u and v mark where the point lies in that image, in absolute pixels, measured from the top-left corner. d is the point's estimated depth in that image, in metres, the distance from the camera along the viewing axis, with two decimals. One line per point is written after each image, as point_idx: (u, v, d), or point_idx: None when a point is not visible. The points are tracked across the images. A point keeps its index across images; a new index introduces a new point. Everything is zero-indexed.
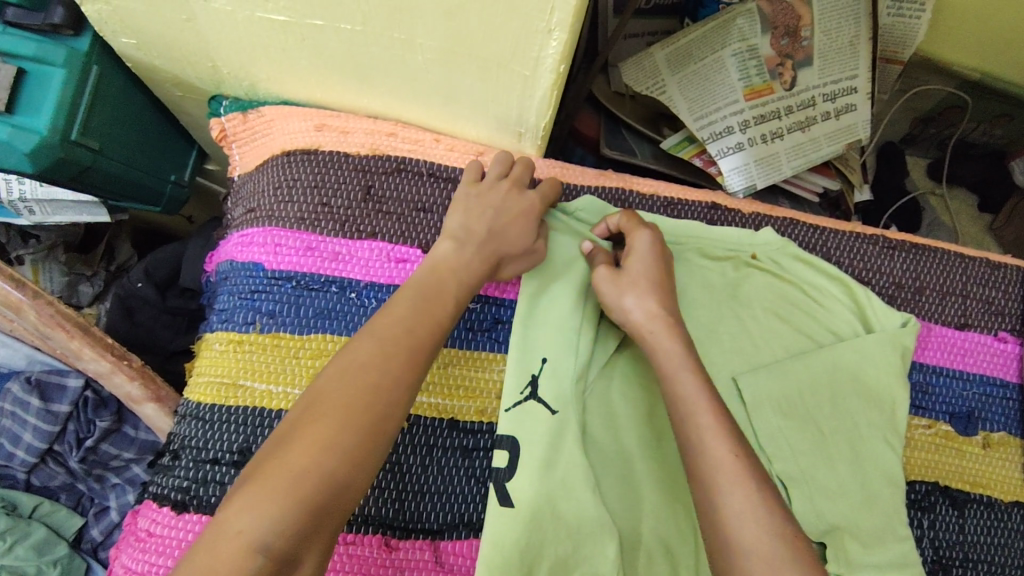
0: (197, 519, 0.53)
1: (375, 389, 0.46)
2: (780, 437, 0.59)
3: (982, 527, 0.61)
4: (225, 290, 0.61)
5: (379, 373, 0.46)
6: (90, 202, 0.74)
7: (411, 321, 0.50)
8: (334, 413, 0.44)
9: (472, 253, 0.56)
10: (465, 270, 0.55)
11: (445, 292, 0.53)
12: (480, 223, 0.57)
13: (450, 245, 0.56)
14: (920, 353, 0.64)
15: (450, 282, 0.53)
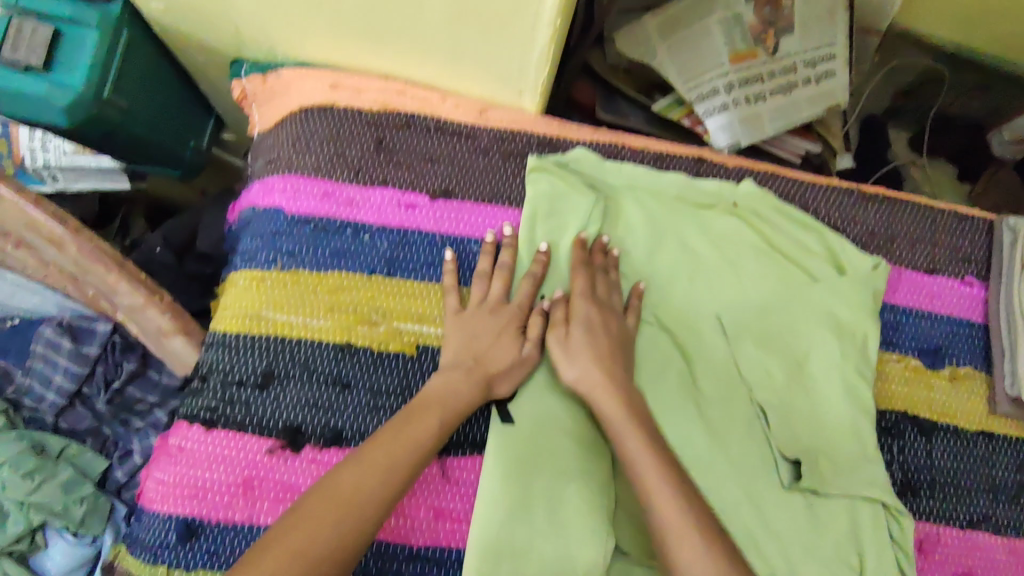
0: (225, 434, 0.59)
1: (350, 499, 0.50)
2: (758, 368, 0.65)
3: (948, 453, 0.66)
4: (248, 234, 0.66)
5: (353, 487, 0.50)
6: (110, 169, 0.80)
7: (394, 438, 0.53)
8: (310, 521, 0.48)
9: (466, 379, 0.58)
10: (456, 397, 0.57)
11: (430, 412, 0.56)
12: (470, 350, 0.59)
13: (438, 379, 0.58)
14: (891, 295, 0.69)
15: (436, 406, 0.56)
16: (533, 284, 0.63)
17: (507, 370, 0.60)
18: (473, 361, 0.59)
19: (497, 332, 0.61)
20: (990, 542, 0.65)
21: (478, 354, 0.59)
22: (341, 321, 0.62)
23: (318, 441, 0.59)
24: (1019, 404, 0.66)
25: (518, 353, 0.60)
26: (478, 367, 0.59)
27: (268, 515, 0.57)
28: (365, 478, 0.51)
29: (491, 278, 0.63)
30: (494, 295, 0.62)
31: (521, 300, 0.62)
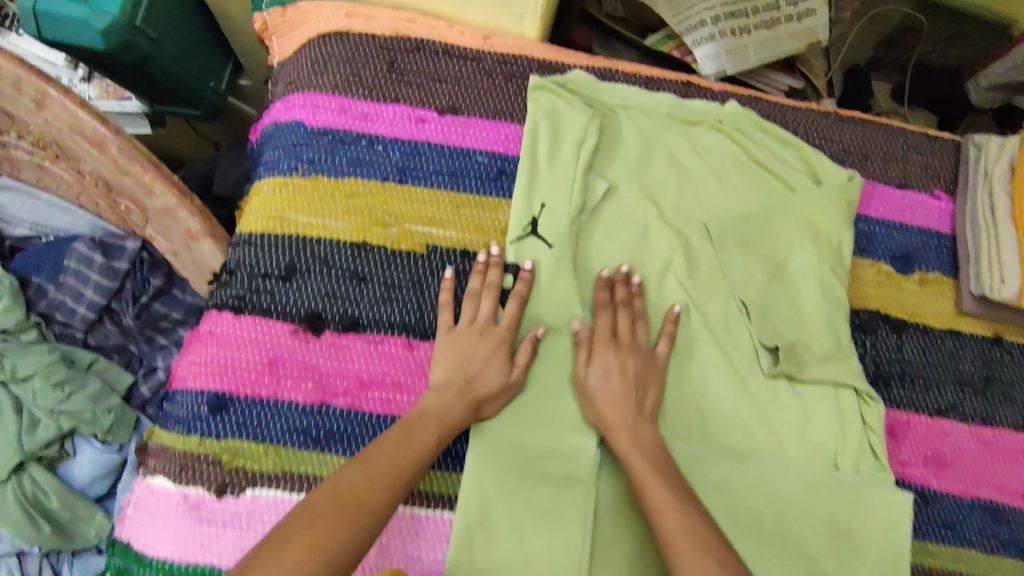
0: (252, 319, 0.64)
1: (361, 501, 0.50)
2: (742, 269, 0.70)
3: (918, 349, 0.71)
4: (271, 147, 0.71)
5: (365, 489, 0.51)
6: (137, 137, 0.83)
7: (399, 450, 0.55)
8: (328, 517, 0.48)
9: (455, 401, 0.60)
10: (449, 417, 0.59)
11: (429, 428, 0.58)
12: (460, 369, 0.62)
13: (433, 399, 0.60)
14: (865, 207, 0.74)
15: (433, 425, 0.58)
16: (520, 303, 0.65)
17: (493, 395, 0.62)
18: (463, 383, 0.61)
19: (488, 355, 0.63)
20: (957, 430, 0.70)
21: (468, 375, 0.61)
22: (356, 222, 0.68)
23: (336, 327, 0.65)
24: (984, 303, 0.71)
25: (506, 376, 0.62)
26: (468, 388, 0.61)
27: (292, 391, 0.63)
28: (376, 482, 0.52)
29: (480, 298, 0.65)
30: (483, 317, 0.64)
31: (509, 321, 0.64)
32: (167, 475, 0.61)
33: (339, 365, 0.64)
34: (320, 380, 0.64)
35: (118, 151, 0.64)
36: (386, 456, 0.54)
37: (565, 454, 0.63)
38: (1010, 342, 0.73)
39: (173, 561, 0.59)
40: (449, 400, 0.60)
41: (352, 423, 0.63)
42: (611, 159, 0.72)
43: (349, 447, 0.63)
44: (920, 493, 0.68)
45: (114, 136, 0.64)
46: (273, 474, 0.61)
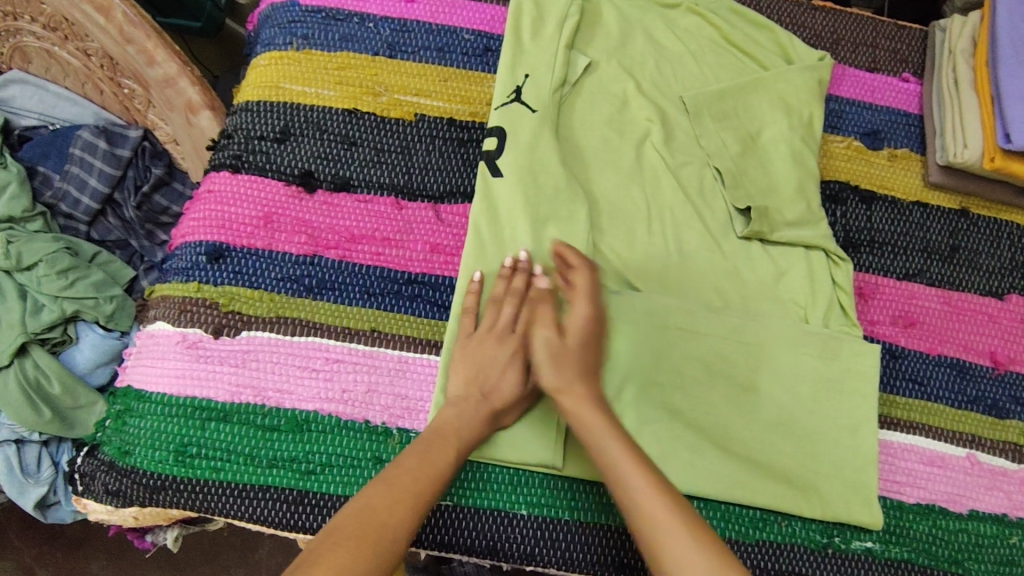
0: (248, 177, 0.68)
1: (381, 526, 0.49)
2: (716, 138, 0.73)
3: (888, 218, 0.74)
4: (267, 26, 0.75)
5: (386, 512, 0.50)
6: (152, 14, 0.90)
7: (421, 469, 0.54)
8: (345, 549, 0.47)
9: (473, 411, 0.59)
10: (471, 430, 0.58)
11: (450, 443, 0.57)
12: (478, 380, 0.60)
13: (452, 411, 0.59)
14: (835, 87, 0.78)
15: (454, 440, 0.57)
16: (538, 311, 0.63)
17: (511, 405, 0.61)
18: (482, 395, 0.60)
19: (505, 362, 0.61)
20: (925, 293, 0.73)
21: (484, 385, 0.60)
22: (347, 91, 0.71)
23: (328, 186, 0.68)
24: (950, 174, 0.74)
25: (522, 385, 0.61)
26: (485, 401, 0.60)
27: (285, 243, 0.66)
28: (396, 503, 0.51)
29: (502, 303, 0.63)
30: (502, 323, 0.63)
31: (527, 328, 0.63)
32: (167, 320, 0.64)
33: (330, 221, 0.67)
34: (312, 234, 0.67)
35: (123, 16, 0.73)
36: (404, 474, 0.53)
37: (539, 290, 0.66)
38: (975, 216, 0.75)
39: (172, 396, 0.62)
40: (468, 416, 0.59)
41: (342, 273, 0.66)
42: (592, 39, 0.76)
43: (339, 294, 0.65)
44: (887, 349, 0.71)
45: (120, 3, 0.73)
46: (266, 317, 0.64)
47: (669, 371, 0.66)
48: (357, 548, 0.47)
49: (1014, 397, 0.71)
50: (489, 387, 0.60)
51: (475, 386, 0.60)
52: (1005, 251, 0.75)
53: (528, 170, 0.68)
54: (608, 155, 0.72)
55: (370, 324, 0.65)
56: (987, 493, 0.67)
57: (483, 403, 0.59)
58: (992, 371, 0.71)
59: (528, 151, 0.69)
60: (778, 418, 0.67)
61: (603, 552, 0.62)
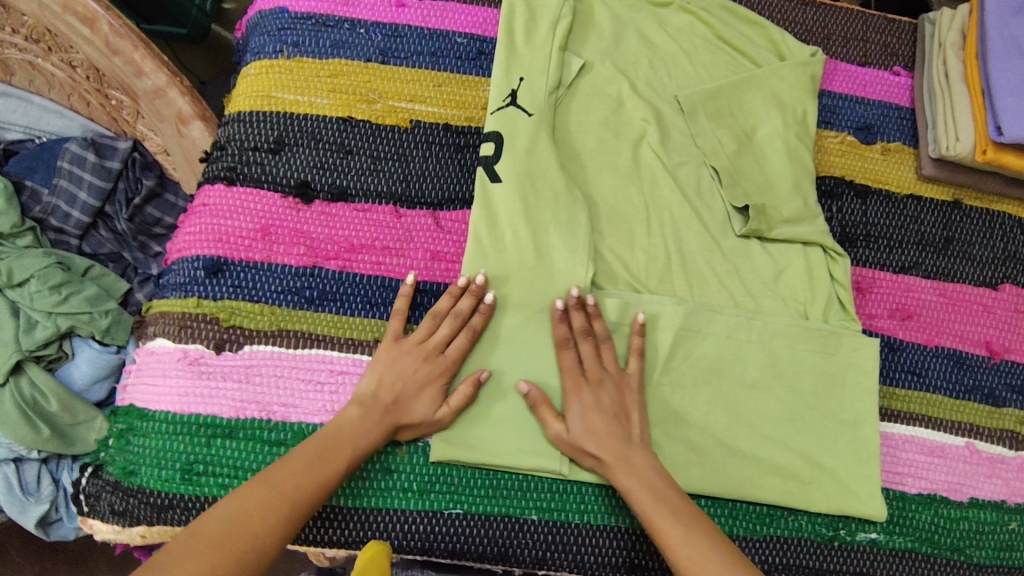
0: (243, 189, 0.67)
1: (257, 531, 0.51)
2: (712, 137, 0.73)
3: (882, 212, 0.75)
4: (256, 34, 0.74)
5: (265, 517, 0.52)
6: None
7: (309, 472, 0.55)
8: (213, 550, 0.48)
9: (374, 420, 0.59)
10: (366, 437, 0.58)
11: (344, 450, 0.57)
12: (388, 386, 0.61)
13: (354, 412, 0.59)
14: (828, 82, 0.78)
15: (348, 447, 0.58)
16: (468, 339, 0.63)
17: (418, 423, 0.61)
18: (389, 402, 0.60)
19: (424, 379, 0.61)
20: (921, 285, 0.73)
21: (398, 395, 0.60)
22: (341, 99, 0.71)
23: (325, 197, 0.68)
24: (943, 166, 0.75)
25: (434, 410, 0.61)
26: (389, 410, 0.60)
27: (284, 255, 0.66)
28: (277, 507, 0.52)
29: (439, 321, 0.63)
30: (434, 340, 0.62)
31: (454, 353, 0.62)
32: (166, 336, 0.64)
33: (329, 231, 0.67)
34: (311, 245, 0.66)
35: (110, 27, 0.72)
36: (293, 477, 0.54)
37: (517, 309, 0.66)
38: (968, 207, 0.76)
39: (176, 413, 0.62)
40: (368, 421, 0.59)
41: (343, 284, 0.66)
42: (585, 40, 0.76)
43: (340, 306, 0.65)
44: (886, 342, 0.71)
45: (106, 14, 0.72)
46: (269, 331, 0.64)
47: (673, 372, 0.67)
48: (224, 551, 0.49)
49: (1010, 385, 0.72)
50: (394, 398, 0.60)
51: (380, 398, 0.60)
52: (998, 241, 0.76)
53: (526, 175, 0.68)
54: (603, 157, 0.72)
55: (374, 334, 0.65)
56: (987, 481, 0.69)
57: (383, 418, 0.60)
58: (988, 360, 0.72)
59: (524, 155, 0.69)
60: (781, 414, 0.67)
61: (616, 554, 0.63)
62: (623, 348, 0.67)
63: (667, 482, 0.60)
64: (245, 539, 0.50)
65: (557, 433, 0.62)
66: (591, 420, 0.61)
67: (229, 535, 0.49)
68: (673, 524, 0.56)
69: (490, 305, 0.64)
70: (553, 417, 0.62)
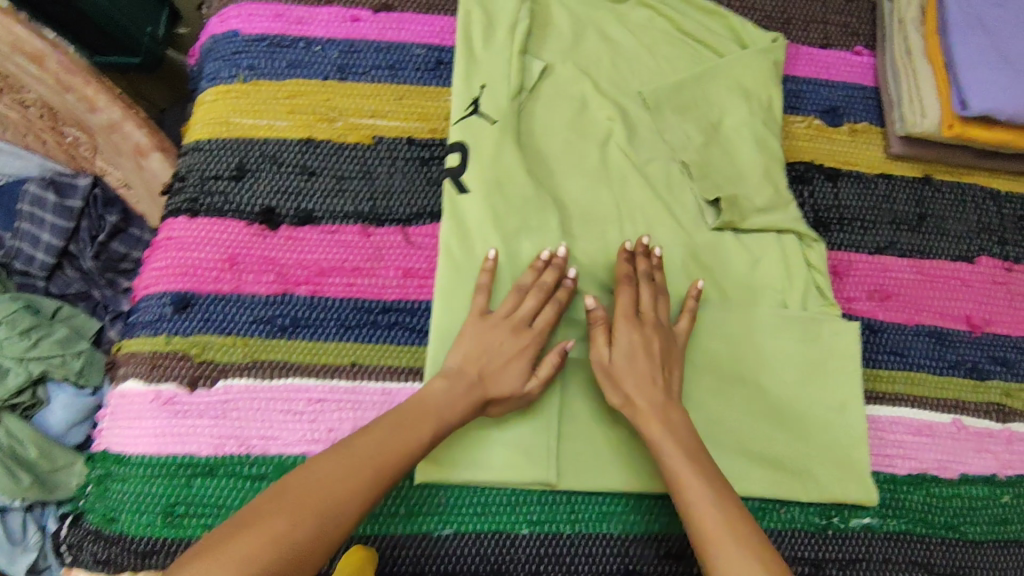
0: (207, 220, 0.65)
1: (337, 500, 0.49)
2: (679, 131, 0.73)
3: (854, 194, 0.75)
4: (210, 59, 0.72)
5: (340, 486, 0.50)
6: None
7: (389, 440, 0.54)
8: (277, 515, 0.47)
9: (462, 393, 0.58)
10: (451, 412, 0.57)
11: (427, 421, 0.56)
12: (477, 360, 0.59)
13: (441, 385, 0.58)
14: (791, 67, 0.78)
15: (432, 418, 0.56)
16: (556, 310, 0.62)
17: (506, 397, 0.59)
18: (477, 376, 0.58)
19: (509, 355, 0.60)
20: (898, 264, 0.73)
21: (484, 368, 0.59)
22: (301, 120, 0.69)
23: (291, 221, 0.66)
24: (911, 143, 0.75)
25: (522, 383, 0.59)
26: (480, 383, 0.58)
27: (253, 284, 0.64)
28: (350, 476, 0.51)
29: (525, 295, 0.62)
30: (520, 313, 0.61)
31: (543, 325, 0.61)
32: (138, 377, 0.62)
33: (297, 256, 0.65)
34: (281, 271, 0.65)
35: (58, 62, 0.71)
36: (370, 444, 0.53)
37: None
38: (939, 181, 0.76)
39: (153, 456, 0.60)
40: (456, 395, 0.57)
41: (315, 309, 0.64)
42: (545, 42, 0.75)
43: (315, 331, 0.64)
44: (867, 324, 0.71)
45: (53, 51, 0.70)
46: (243, 364, 0.63)
47: None
48: (296, 514, 0.48)
49: (993, 358, 0.72)
50: (484, 373, 0.59)
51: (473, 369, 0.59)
52: (971, 214, 0.76)
53: (495, 183, 0.67)
54: (570, 159, 0.71)
55: (351, 357, 0.64)
56: (976, 456, 0.69)
57: (467, 394, 0.58)
58: (969, 334, 0.72)
59: (492, 163, 0.68)
60: (767, 406, 0.67)
61: (611, 562, 0.62)
62: (675, 308, 0.67)
63: (685, 423, 0.59)
64: (320, 504, 0.49)
65: (599, 357, 0.61)
66: (640, 363, 0.60)
67: (309, 502, 0.49)
68: (702, 486, 0.55)
69: (574, 279, 0.63)
70: (604, 340, 0.61)
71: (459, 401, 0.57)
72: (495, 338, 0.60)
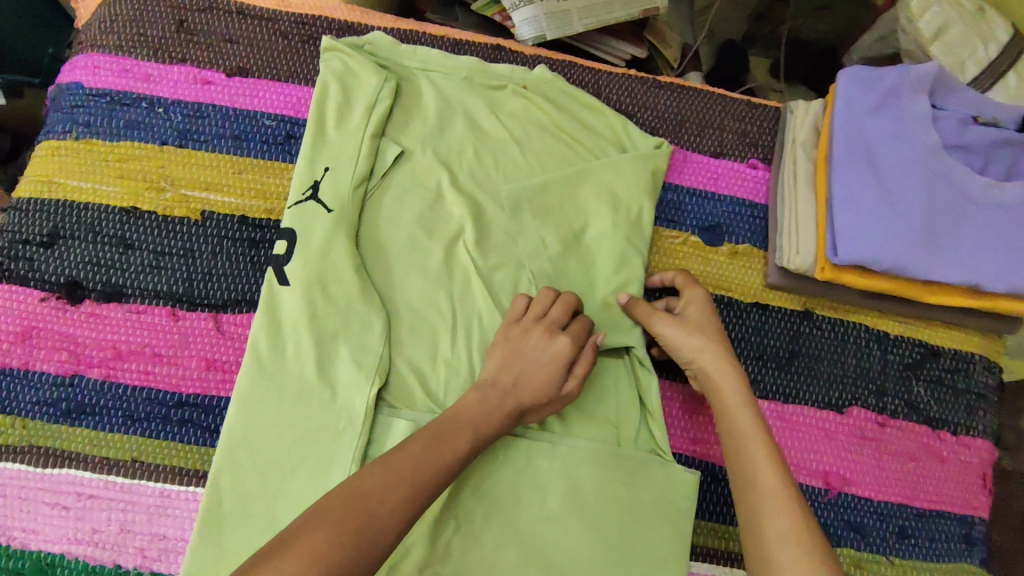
0: (7, 288, 0.63)
1: (378, 511, 0.46)
2: (535, 237, 0.67)
3: (722, 322, 0.68)
4: (51, 110, 0.70)
5: (380, 497, 0.46)
6: None
7: (423, 456, 0.50)
8: (331, 525, 0.43)
9: (496, 403, 0.57)
10: (486, 420, 0.55)
11: (462, 434, 0.54)
12: (510, 367, 0.59)
13: (475, 398, 0.57)
14: (674, 175, 0.72)
15: (466, 430, 0.54)
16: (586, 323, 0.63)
17: (541, 404, 0.59)
18: (512, 385, 0.58)
19: (548, 358, 0.60)
20: (757, 406, 0.66)
21: (520, 376, 0.59)
22: (128, 186, 0.66)
23: (96, 295, 0.63)
24: (790, 275, 0.68)
25: (560, 386, 0.60)
26: (509, 394, 0.58)
27: (43, 362, 0.61)
28: (393, 490, 0.47)
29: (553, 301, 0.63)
30: (549, 318, 0.62)
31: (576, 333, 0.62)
32: None
33: (95, 335, 0.62)
34: (74, 351, 0.62)
35: None
36: (409, 461, 0.49)
37: (291, 431, 0.60)
38: (819, 317, 0.70)
39: None
40: (490, 405, 0.57)
41: (103, 396, 0.61)
42: (407, 126, 0.70)
43: (100, 420, 0.61)
44: None
45: None
46: (16, 449, 0.60)
47: (461, 506, 0.60)
48: (339, 533, 0.43)
49: (846, 523, 0.65)
50: (563, 370, 0.60)
51: (530, 368, 0.59)
52: (850, 357, 0.69)
53: (317, 279, 0.63)
54: (411, 256, 0.66)
55: (132, 453, 0.60)
56: None
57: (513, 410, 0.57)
58: (824, 493, 0.65)
59: (319, 257, 0.63)
60: (580, 558, 0.60)
61: None
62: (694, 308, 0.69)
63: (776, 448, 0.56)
64: (366, 520, 0.45)
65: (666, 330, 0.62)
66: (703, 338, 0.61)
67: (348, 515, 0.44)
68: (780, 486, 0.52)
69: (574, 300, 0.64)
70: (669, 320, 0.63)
71: (500, 419, 0.56)
72: (544, 346, 0.60)
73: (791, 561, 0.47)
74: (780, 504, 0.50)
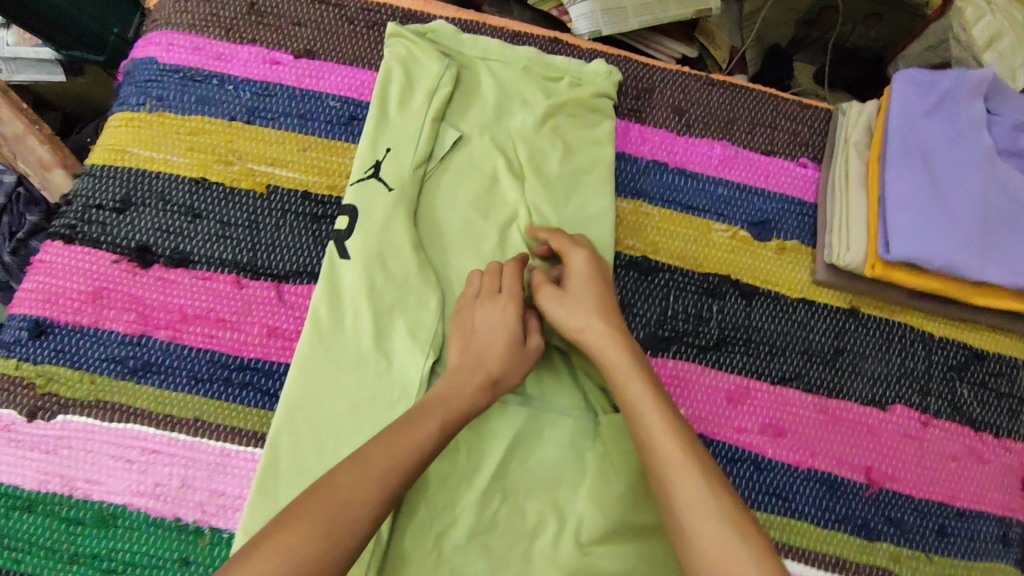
0: (81, 249, 0.65)
1: (345, 503, 0.45)
2: (584, 224, 0.69)
3: (768, 315, 0.69)
4: (127, 83, 0.73)
5: (351, 489, 0.46)
6: (47, 62, 0.97)
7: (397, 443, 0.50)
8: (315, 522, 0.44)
9: (466, 380, 0.58)
10: (453, 398, 0.56)
11: (431, 414, 0.54)
12: (470, 351, 0.60)
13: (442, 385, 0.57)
14: (724, 171, 0.73)
15: (439, 409, 0.54)
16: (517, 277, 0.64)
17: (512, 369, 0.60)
18: (472, 362, 0.59)
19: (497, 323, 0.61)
20: (801, 399, 0.68)
21: (479, 352, 0.60)
22: (198, 158, 0.69)
23: (164, 261, 0.66)
24: (837, 272, 0.69)
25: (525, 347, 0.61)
26: (478, 367, 0.59)
27: (113, 321, 0.64)
28: (364, 478, 0.47)
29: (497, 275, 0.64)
30: (503, 292, 0.63)
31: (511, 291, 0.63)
32: None
33: (163, 299, 0.65)
34: (144, 312, 0.64)
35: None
36: (378, 450, 0.49)
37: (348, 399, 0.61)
38: (865, 316, 0.71)
39: None
40: (461, 389, 0.57)
41: (169, 356, 0.64)
42: (466, 111, 0.72)
43: (165, 379, 0.63)
44: (753, 459, 0.65)
45: None
46: (86, 402, 0.62)
47: (508, 480, 0.61)
48: (323, 527, 0.44)
49: (888, 519, 0.66)
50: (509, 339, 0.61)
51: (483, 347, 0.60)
52: (895, 356, 0.70)
53: (376, 253, 0.65)
54: (466, 237, 0.68)
55: (194, 413, 0.62)
56: None
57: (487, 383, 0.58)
58: (865, 488, 0.66)
59: (379, 233, 0.65)
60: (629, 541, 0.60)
61: None
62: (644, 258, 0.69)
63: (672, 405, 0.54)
64: (334, 512, 0.45)
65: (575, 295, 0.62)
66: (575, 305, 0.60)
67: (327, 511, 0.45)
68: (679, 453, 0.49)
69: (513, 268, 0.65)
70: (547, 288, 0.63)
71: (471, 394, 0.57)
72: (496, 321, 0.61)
73: (705, 529, 0.45)
74: (683, 468, 0.48)
